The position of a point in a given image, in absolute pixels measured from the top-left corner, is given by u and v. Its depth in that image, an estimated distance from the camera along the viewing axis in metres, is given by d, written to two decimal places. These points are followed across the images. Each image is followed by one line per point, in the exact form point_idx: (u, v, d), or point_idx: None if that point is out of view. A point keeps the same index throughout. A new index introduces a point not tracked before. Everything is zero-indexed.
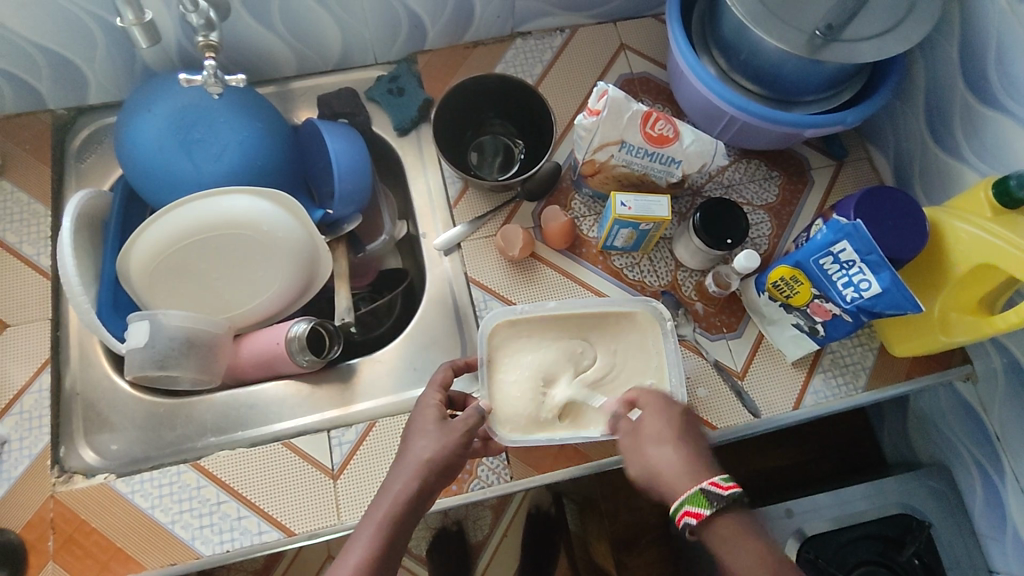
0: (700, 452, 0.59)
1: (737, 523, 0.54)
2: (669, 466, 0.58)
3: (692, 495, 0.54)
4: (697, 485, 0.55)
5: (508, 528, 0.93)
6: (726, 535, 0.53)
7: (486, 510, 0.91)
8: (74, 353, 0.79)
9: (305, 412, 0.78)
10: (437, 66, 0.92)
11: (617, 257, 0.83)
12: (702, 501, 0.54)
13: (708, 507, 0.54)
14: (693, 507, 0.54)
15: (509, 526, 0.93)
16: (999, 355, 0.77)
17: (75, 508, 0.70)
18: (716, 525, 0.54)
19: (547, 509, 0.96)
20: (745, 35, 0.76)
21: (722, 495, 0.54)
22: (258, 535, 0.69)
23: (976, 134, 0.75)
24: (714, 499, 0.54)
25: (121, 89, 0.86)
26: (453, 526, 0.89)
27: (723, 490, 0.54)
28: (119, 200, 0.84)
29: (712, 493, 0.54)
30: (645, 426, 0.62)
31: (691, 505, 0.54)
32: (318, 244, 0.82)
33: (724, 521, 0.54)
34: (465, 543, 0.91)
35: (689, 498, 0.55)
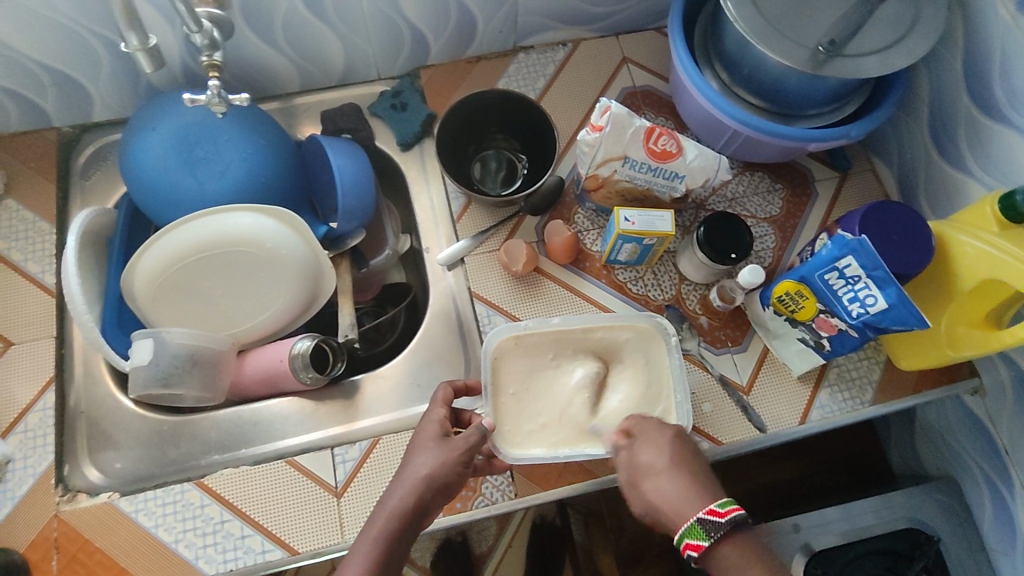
0: (701, 478, 0.58)
1: (740, 551, 0.53)
2: (665, 498, 0.57)
3: (690, 528, 0.54)
4: (692, 516, 0.54)
5: (511, 540, 0.93)
6: (730, 565, 0.53)
7: (491, 522, 0.90)
8: (78, 370, 0.79)
9: (310, 429, 0.78)
10: (440, 82, 0.92)
11: (621, 271, 0.83)
12: (699, 532, 0.54)
13: (707, 539, 0.53)
14: (692, 540, 0.54)
15: (514, 535, 0.93)
16: (1006, 369, 0.77)
17: (79, 527, 0.69)
18: (718, 555, 0.53)
19: (552, 519, 0.96)
20: (749, 50, 0.76)
21: (720, 524, 0.53)
22: (262, 554, 0.69)
23: (981, 148, 0.75)
24: (711, 529, 0.53)
25: (125, 107, 0.86)
26: (457, 537, 0.89)
27: (721, 517, 0.53)
28: (123, 217, 0.84)
29: (710, 523, 0.53)
30: (637, 453, 0.61)
31: (690, 538, 0.54)
32: (322, 261, 0.82)
33: (725, 550, 0.53)
34: (469, 552, 0.90)
35: (687, 530, 0.54)
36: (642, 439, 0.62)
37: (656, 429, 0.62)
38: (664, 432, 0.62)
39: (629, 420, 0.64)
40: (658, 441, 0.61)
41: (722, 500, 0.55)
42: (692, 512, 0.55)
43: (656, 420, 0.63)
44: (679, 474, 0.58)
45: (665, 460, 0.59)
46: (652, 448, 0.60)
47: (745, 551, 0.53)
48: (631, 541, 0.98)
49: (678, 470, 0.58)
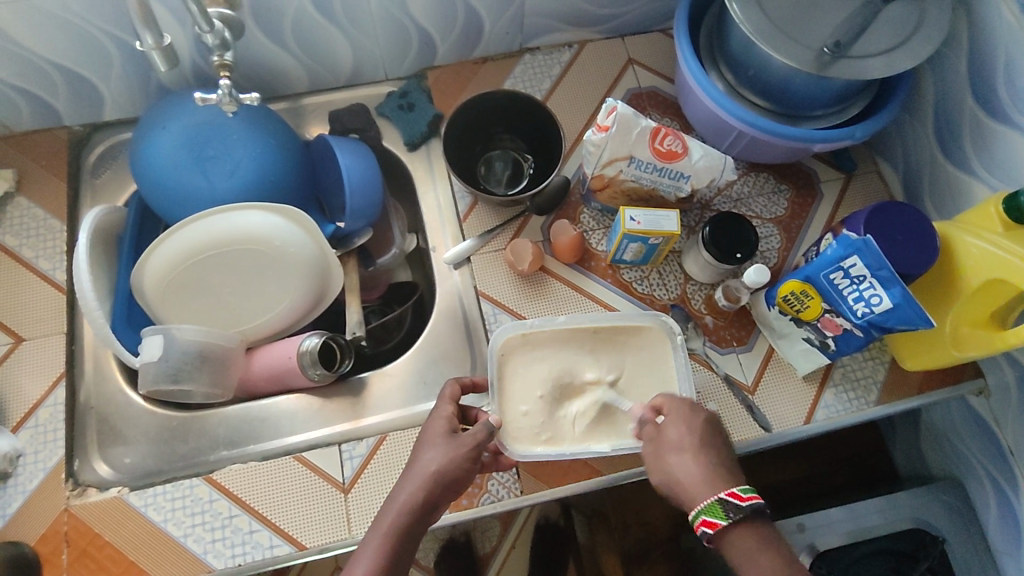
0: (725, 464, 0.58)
1: (757, 534, 0.54)
2: (689, 476, 0.57)
3: (711, 506, 0.55)
4: (714, 496, 0.55)
5: (516, 540, 0.92)
6: (743, 547, 0.53)
7: (495, 521, 0.90)
8: (88, 367, 0.80)
9: (317, 426, 0.79)
10: (447, 82, 0.93)
11: (626, 270, 0.84)
12: (720, 513, 0.54)
13: (724, 519, 0.54)
14: (709, 517, 0.54)
15: (517, 537, 0.93)
16: (1011, 369, 0.77)
17: (89, 521, 0.70)
18: (734, 535, 0.54)
19: (555, 519, 0.95)
20: (754, 51, 0.76)
21: (740, 506, 0.54)
22: (269, 549, 0.69)
23: (986, 150, 0.75)
24: (731, 510, 0.54)
25: (136, 106, 0.87)
26: (461, 537, 0.89)
27: (741, 501, 0.54)
28: (133, 215, 0.85)
29: (730, 504, 0.54)
30: (665, 433, 0.61)
31: (708, 516, 0.55)
32: (330, 259, 0.82)
33: (740, 534, 0.54)
34: (472, 552, 0.90)
35: (706, 507, 0.55)
36: (673, 416, 0.62)
37: (694, 412, 0.62)
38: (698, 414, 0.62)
39: (660, 398, 0.65)
40: (689, 421, 0.61)
41: (746, 485, 0.55)
42: (713, 492, 0.56)
43: (689, 401, 0.63)
44: (706, 456, 0.58)
45: (693, 441, 0.60)
46: (683, 426, 0.61)
47: (760, 536, 0.54)
48: (636, 541, 0.99)
49: (706, 454, 0.59)
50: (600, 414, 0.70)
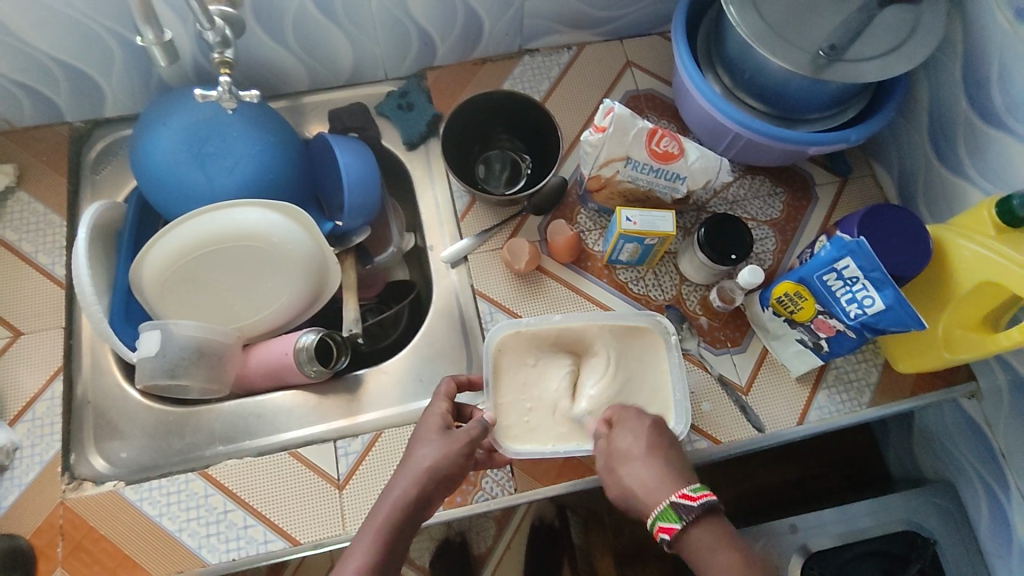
0: (674, 467, 0.59)
1: (711, 533, 0.54)
2: (642, 485, 0.58)
3: (663, 512, 0.55)
4: (666, 500, 0.55)
5: (511, 540, 0.93)
6: (702, 548, 0.54)
7: (490, 521, 0.91)
8: (86, 361, 0.80)
9: (313, 422, 0.79)
10: (445, 83, 0.93)
11: (622, 271, 0.84)
12: (674, 516, 0.54)
13: (679, 522, 0.54)
14: (665, 523, 0.54)
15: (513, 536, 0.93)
16: (1003, 373, 0.78)
17: (84, 514, 0.70)
18: (690, 537, 0.54)
19: (550, 521, 0.96)
20: (750, 54, 0.77)
21: (692, 507, 0.54)
22: (264, 544, 0.69)
23: (979, 154, 0.76)
24: (683, 511, 0.54)
25: (137, 103, 0.88)
26: (456, 538, 0.90)
27: (693, 501, 0.54)
28: (133, 211, 0.85)
29: (682, 506, 0.54)
30: (615, 441, 0.62)
31: (663, 521, 0.54)
32: (327, 256, 0.83)
33: (698, 532, 0.54)
34: (467, 552, 0.90)
35: (660, 514, 0.55)
36: (621, 425, 0.63)
37: (629, 418, 0.63)
38: (630, 415, 0.64)
39: (609, 410, 0.66)
40: (635, 428, 0.62)
41: (695, 485, 0.56)
42: (665, 496, 0.56)
43: (635, 409, 0.64)
44: (654, 460, 0.59)
45: (641, 447, 0.60)
46: (630, 434, 0.62)
47: (716, 534, 0.54)
48: (628, 542, 1.00)
49: (657, 456, 0.59)
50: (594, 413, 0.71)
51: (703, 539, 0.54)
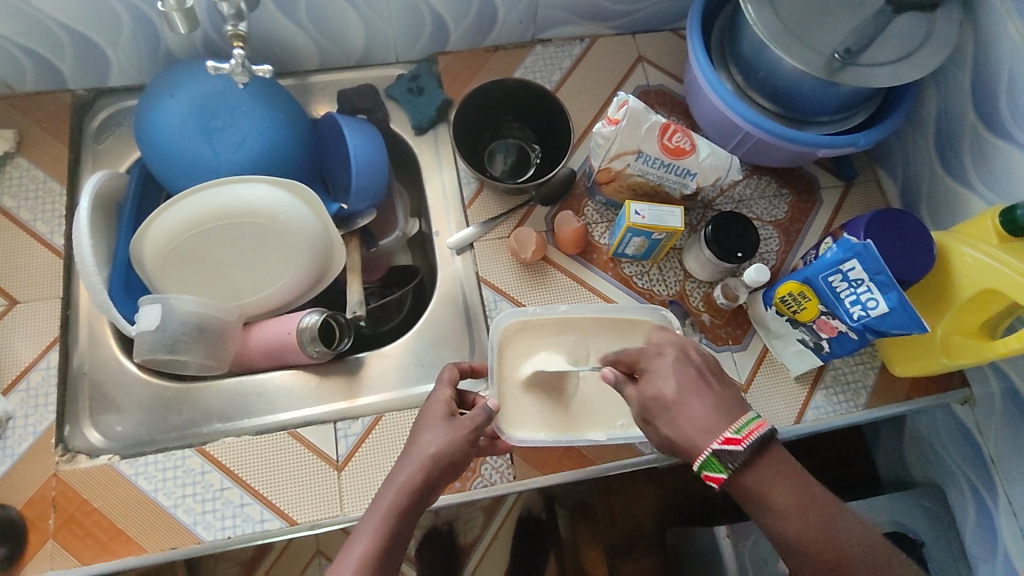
0: (725, 397, 0.57)
1: (766, 465, 0.54)
2: (692, 424, 0.55)
3: (708, 462, 0.53)
4: (709, 449, 0.53)
5: (498, 531, 0.93)
6: (755, 488, 0.53)
7: (477, 511, 0.92)
8: (83, 333, 0.79)
9: (313, 403, 0.78)
10: (457, 68, 0.93)
11: (627, 265, 0.84)
12: (718, 466, 0.53)
13: (725, 470, 0.53)
14: (711, 473, 0.53)
15: (501, 525, 0.93)
16: (998, 381, 0.79)
17: (77, 487, 0.70)
18: (742, 480, 0.54)
19: (538, 513, 0.95)
20: (765, 54, 0.77)
21: (736, 453, 0.53)
22: (260, 523, 0.69)
23: (984, 163, 0.77)
24: (728, 458, 0.53)
25: (143, 74, 0.86)
26: (443, 526, 0.91)
27: (736, 446, 0.53)
28: (135, 182, 0.84)
29: (726, 453, 0.53)
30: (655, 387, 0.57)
31: (709, 471, 0.53)
32: (332, 237, 0.82)
33: (747, 472, 0.53)
34: (453, 541, 0.91)
35: (704, 463, 0.53)
36: (652, 373, 0.58)
37: (661, 359, 0.58)
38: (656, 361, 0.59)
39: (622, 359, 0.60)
40: (665, 370, 0.58)
41: (739, 425, 0.54)
42: (706, 443, 0.54)
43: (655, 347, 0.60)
44: (706, 394, 0.56)
45: (682, 388, 0.56)
46: (670, 376, 0.57)
47: (770, 470, 0.53)
48: (618, 533, 1.00)
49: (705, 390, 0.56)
50: (597, 404, 0.71)
51: (761, 471, 0.53)
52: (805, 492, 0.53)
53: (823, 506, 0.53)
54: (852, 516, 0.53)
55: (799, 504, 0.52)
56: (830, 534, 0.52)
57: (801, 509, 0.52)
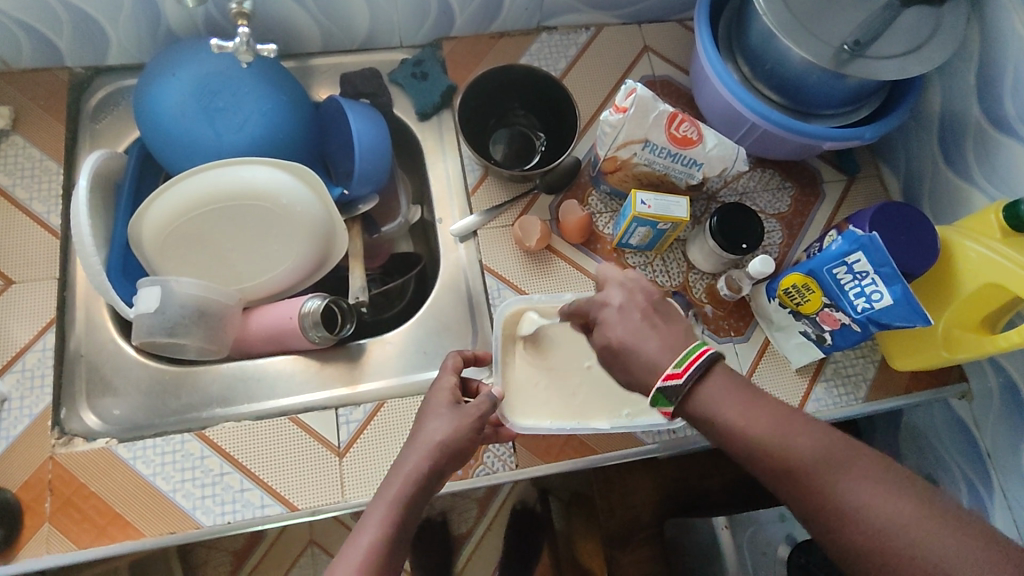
0: (674, 334, 0.56)
1: (713, 384, 0.53)
2: (641, 365, 0.55)
3: (655, 399, 0.54)
4: (654, 388, 0.53)
5: (492, 522, 0.96)
6: (705, 407, 0.52)
7: (472, 502, 0.95)
8: (80, 315, 0.78)
9: (313, 390, 0.78)
10: (461, 54, 0.92)
11: (631, 255, 0.84)
12: (665, 401, 0.53)
13: (672, 402, 0.53)
14: (662, 407, 0.54)
15: (495, 517, 0.96)
16: (996, 376, 0.80)
17: (74, 471, 0.69)
18: (690, 405, 0.53)
19: (533, 506, 0.98)
20: (773, 45, 0.77)
21: (677, 388, 0.52)
22: (260, 508, 0.68)
23: (988, 160, 0.77)
24: (671, 392, 0.53)
25: (142, 53, 0.85)
26: (438, 517, 0.94)
27: (677, 379, 0.52)
28: (134, 163, 0.82)
29: (669, 389, 0.53)
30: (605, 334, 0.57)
31: (659, 406, 0.54)
32: (335, 222, 0.81)
33: (695, 396, 0.53)
34: (448, 532, 0.94)
35: (653, 399, 0.54)
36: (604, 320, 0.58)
37: (608, 309, 0.58)
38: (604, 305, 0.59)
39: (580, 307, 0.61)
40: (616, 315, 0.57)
41: (680, 357, 0.53)
42: (652, 382, 0.54)
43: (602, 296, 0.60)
44: (652, 333, 0.55)
45: (632, 332, 0.56)
46: (619, 324, 0.57)
47: (717, 388, 0.52)
48: (618, 524, 1.00)
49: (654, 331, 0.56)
50: (601, 393, 0.71)
51: (708, 390, 0.53)
52: (754, 402, 0.52)
53: (775, 414, 0.51)
54: (808, 421, 0.51)
55: (748, 413, 0.51)
56: (787, 438, 0.50)
57: (751, 422, 0.51)
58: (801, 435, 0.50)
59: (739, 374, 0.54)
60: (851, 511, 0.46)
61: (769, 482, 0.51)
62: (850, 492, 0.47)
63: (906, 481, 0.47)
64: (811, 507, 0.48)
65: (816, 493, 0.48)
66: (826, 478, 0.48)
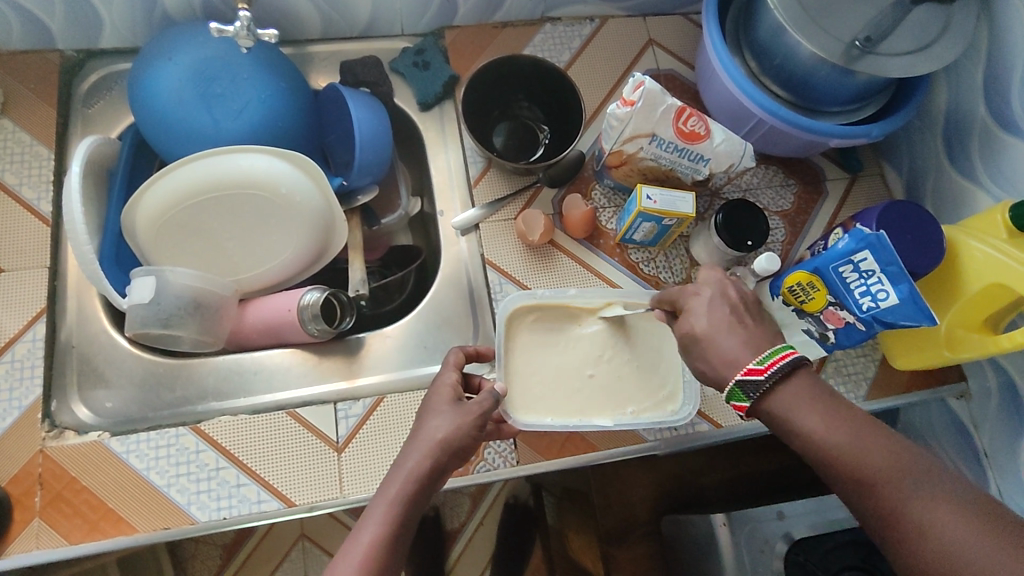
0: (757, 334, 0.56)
1: (792, 387, 0.53)
2: (720, 358, 0.55)
3: (732, 393, 0.54)
4: (733, 381, 0.54)
5: (485, 517, 0.96)
6: (782, 411, 0.53)
7: (465, 498, 0.96)
8: (71, 305, 0.76)
9: (311, 383, 0.76)
10: (464, 44, 0.90)
11: (634, 250, 0.83)
12: (740, 395, 0.54)
13: (748, 399, 0.53)
14: (737, 402, 0.54)
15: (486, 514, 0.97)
16: (995, 375, 0.80)
17: (66, 465, 0.67)
18: (766, 405, 0.53)
19: (525, 500, 0.99)
20: (782, 40, 0.76)
21: (758, 384, 0.52)
22: (257, 504, 0.67)
23: (993, 159, 0.77)
24: (751, 389, 0.53)
25: (137, 36, 0.83)
26: (431, 513, 0.94)
27: (758, 376, 0.52)
28: (127, 149, 0.80)
29: (748, 385, 0.53)
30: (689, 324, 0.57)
31: (734, 400, 0.54)
32: (335, 213, 0.80)
33: (772, 397, 0.53)
34: (440, 527, 0.94)
35: (730, 393, 0.54)
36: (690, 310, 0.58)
37: (697, 299, 0.58)
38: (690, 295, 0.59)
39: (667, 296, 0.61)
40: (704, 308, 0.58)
41: (763, 356, 0.54)
42: (731, 376, 0.54)
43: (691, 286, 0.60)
44: (736, 331, 0.56)
45: (717, 325, 0.56)
46: (704, 315, 0.57)
47: (797, 392, 0.52)
48: (614, 518, 1.00)
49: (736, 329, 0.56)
50: (605, 390, 0.70)
51: (787, 392, 0.53)
52: (835, 411, 0.52)
53: (854, 423, 0.51)
54: (887, 434, 0.51)
55: (829, 421, 0.51)
56: (865, 450, 0.49)
57: (827, 429, 0.51)
58: (880, 447, 0.50)
59: (822, 382, 0.54)
60: (925, 529, 0.46)
61: (842, 491, 0.51)
62: (926, 512, 0.47)
63: (985, 504, 0.47)
64: (884, 518, 0.48)
65: (889, 506, 0.48)
66: (901, 494, 0.48)
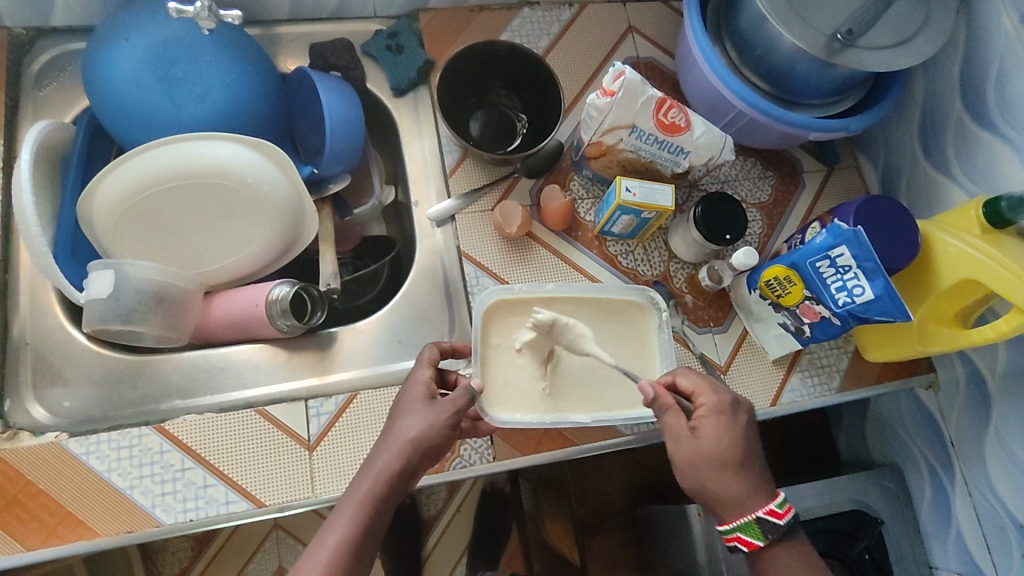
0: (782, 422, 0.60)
1: (793, 554, 0.57)
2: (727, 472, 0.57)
3: (747, 525, 0.56)
4: (751, 514, 0.56)
5: (461, 503, 0.97)
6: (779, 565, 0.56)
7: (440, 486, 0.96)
8: (24, 299, 0.73)
9: (282, 379, 0.74)
10: (439, 26, 0.87)
11: (612, 243, 0.82)
12: (756, 532, 0.56)
13: (760, 537, 0.56)
14: (745, 535, 0.56)
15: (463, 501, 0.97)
16: (963, 367, 0.80)
17: (21, 467, 0.64)
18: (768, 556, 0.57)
19: (502, 487, 0.99)
20: (763, 30, 0.75)
21: (774, 525, 0.56)
22: (225, 505, 0.65)
23: (967, 154, 0.77)
24: (767, 528, 0.56)
25: (91, 14, 0.78)
26: (407, 499, 0.94)
27: (777, 519, 0.56)
28: (83, 134, 0.76)
29: (767, 523, 0.56)
30: (698, 428, 0.59)
31: (743, 533, 0.56)
32: (305, 204, 0.77)
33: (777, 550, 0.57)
34: (416, 515, 0.95)
35: (743, 525, 0.56)
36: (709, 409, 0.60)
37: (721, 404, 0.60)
38: (721, 394, 0.61)
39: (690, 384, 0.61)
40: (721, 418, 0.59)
41: (780, 499, 0.57)
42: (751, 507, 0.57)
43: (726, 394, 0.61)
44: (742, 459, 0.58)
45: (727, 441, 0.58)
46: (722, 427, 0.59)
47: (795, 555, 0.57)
48: (590, 511, 1.01)
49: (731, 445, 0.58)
50: (581, 386, 0.69)
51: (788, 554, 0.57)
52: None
53: None
54: None
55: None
56: None
57: None
58: None
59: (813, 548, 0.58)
60: None
61: None
62: None
63: None
64: None
65: None
66: None
